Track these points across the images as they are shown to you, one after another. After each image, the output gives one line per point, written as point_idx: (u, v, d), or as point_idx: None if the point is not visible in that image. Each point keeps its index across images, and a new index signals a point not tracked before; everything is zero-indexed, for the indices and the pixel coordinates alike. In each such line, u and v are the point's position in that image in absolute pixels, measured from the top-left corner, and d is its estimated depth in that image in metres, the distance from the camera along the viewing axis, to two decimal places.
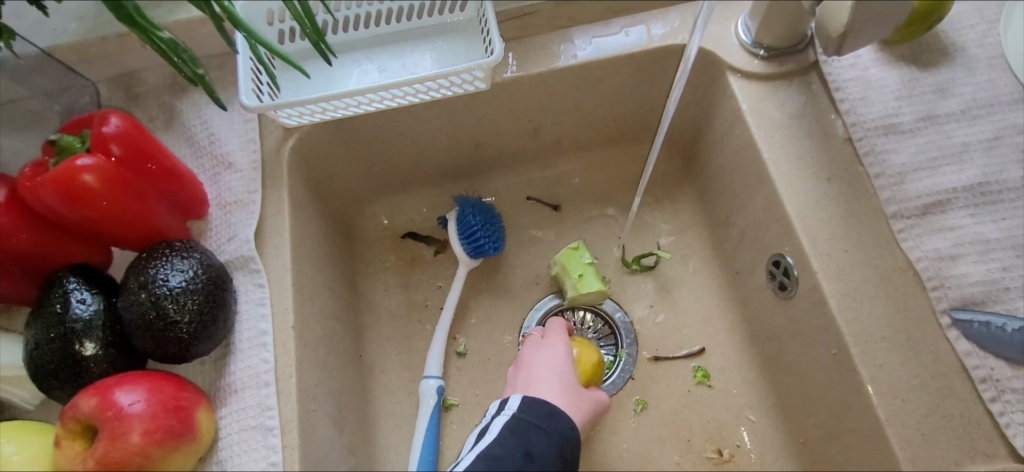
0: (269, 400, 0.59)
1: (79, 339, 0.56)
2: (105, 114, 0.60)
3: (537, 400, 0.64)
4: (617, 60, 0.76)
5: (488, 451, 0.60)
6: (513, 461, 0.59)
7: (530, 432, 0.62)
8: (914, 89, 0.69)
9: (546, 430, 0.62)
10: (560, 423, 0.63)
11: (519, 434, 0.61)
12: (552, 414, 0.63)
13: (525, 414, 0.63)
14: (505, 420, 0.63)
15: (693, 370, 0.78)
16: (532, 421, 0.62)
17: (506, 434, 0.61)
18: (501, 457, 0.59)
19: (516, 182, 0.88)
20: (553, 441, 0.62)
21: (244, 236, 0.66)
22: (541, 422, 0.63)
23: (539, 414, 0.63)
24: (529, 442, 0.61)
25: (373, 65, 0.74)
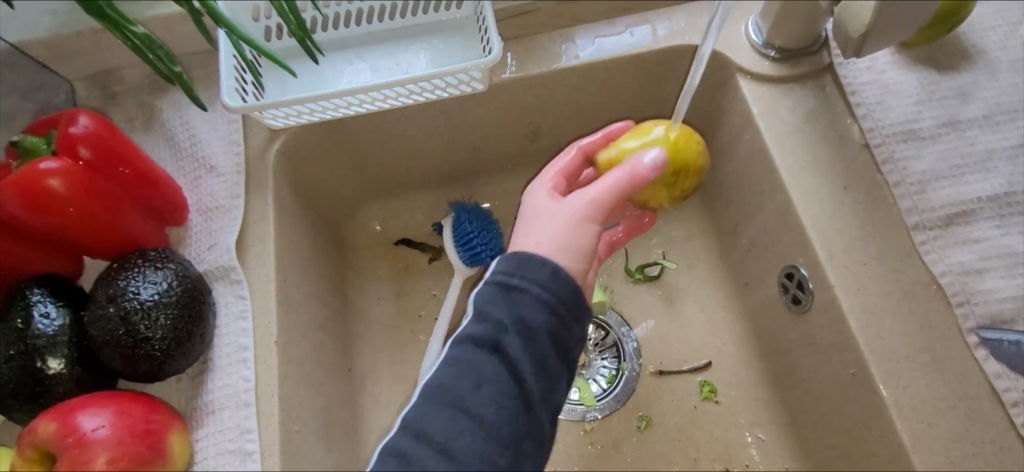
0: (247, 422, 0.55)
1: (42, 355, 0.51)
2: (74, 113, 0.55)
3: (507, 256, 0.51)
4: (621, 60, 0.72)
5: (467, 332, 0.50)
6: (492, 338, 0.49)
7: (505, 294, 0.49)
8: (935, 93, 0.65)
9: (524, 287, 0.49)
10: (537, 273, 0.49)
11: (491, 302, 0.50)
12: (524, 267, 0.50)
13: (493, 278, 0.50)
14: (477, 291, 0.51)
15: (700, 385, 0.75)
16: (506, 283, 0.50)
17: (478, 305, 0.50)
18: (478, 337, 0.49)
19: (515, 187, 0.85)
20: (532, 297, 0.49)
21: (225, 245, 0.62)
22: (513, 278, 0.50)
23: (508, 272, 0.50)
24: (501, 309, 0.49)
25: (365, 65, 0.70)
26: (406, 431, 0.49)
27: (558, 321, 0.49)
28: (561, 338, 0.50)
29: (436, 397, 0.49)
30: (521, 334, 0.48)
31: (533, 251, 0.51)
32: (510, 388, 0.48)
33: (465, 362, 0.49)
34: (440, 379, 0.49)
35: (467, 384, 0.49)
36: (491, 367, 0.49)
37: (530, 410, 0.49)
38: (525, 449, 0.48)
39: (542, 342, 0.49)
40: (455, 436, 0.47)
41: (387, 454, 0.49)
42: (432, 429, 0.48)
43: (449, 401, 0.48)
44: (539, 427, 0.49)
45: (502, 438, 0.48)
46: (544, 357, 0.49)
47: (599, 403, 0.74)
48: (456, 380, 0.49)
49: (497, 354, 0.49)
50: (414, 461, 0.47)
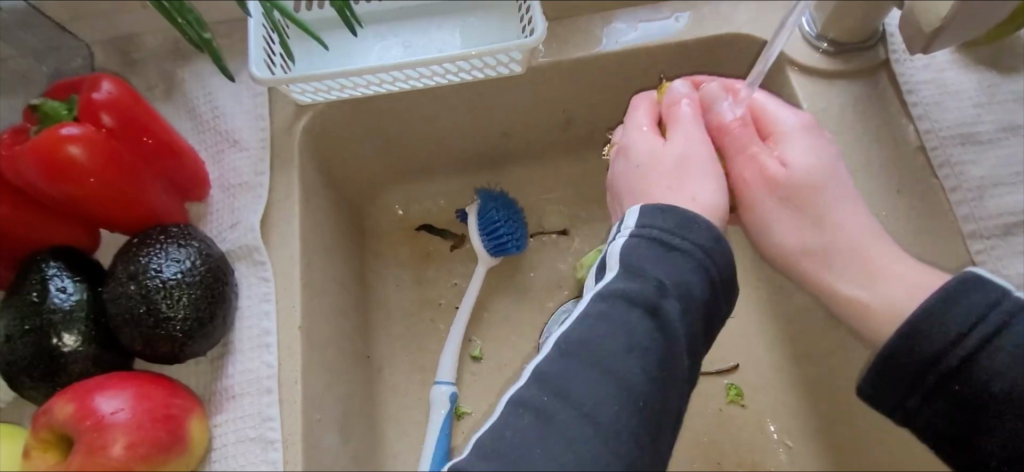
0: (269, 410, 0.53)
1: (58, 331, 0.49)
2: (96, 78, 0.53)
3: (663, 211, 0.48)
4: (665, 47, 0.69)
5: (618, 287, 0.45)
6: (649, 298, 0.44)
7: (663, 252, 0.46)
8: (995, 95, 0.62)
9: (683, 248, 0.46)
10: (700, 236, 0.47)
11: (646, 256, 0.46)
12: (684, 226, 0.47)
13: (648, 232, 0.47)
14: (625, 241, 0.47)
15: (726, 387, 0.72)
16: (664, 239, 0.46)
17: (630, 259, 0.46)
18: (631, 294, 0.45)
19: (543, 176, 0.82)
20: (692, 260, 0.46)
21: (248, 224, 0.60)
22: (673, 236, 0.46)
23: (667, 229, 0.47)
24: (660, 267, 0.45)
25: (398, 41, 0.67)
26: (544, 384, 0.43)
27: (711, 292, 0.47)
28: (709, 313, 0.47)
29: (578, 351, 0.44)
30: (681, 299, 0.45)
31: (687, 210, 0.48)
32: (660, 356, 0.44)
33: (614, 317, 0.44)
34: (582, 334, 0.44)
35: (616, 343, 0.44)
36: (643, 329, 0.44)
37: (673, 384, 0.44)
38: (665, 425, 0.44)
39: (697, 311, 0.46)
40: (600, 397, 0.42)
41: (514, 408, 0.43)
42: (572, 387, 0.43)
43: (594, 358, 0.43)
44: (677, 405, 0.45)
45: (648, 408, 0.43)
46: (693, 330, 0.46)
47: None
48: (599, 338, 0.44)
49: (652, 317, 0.44)
50: (551, 416, 0.42)
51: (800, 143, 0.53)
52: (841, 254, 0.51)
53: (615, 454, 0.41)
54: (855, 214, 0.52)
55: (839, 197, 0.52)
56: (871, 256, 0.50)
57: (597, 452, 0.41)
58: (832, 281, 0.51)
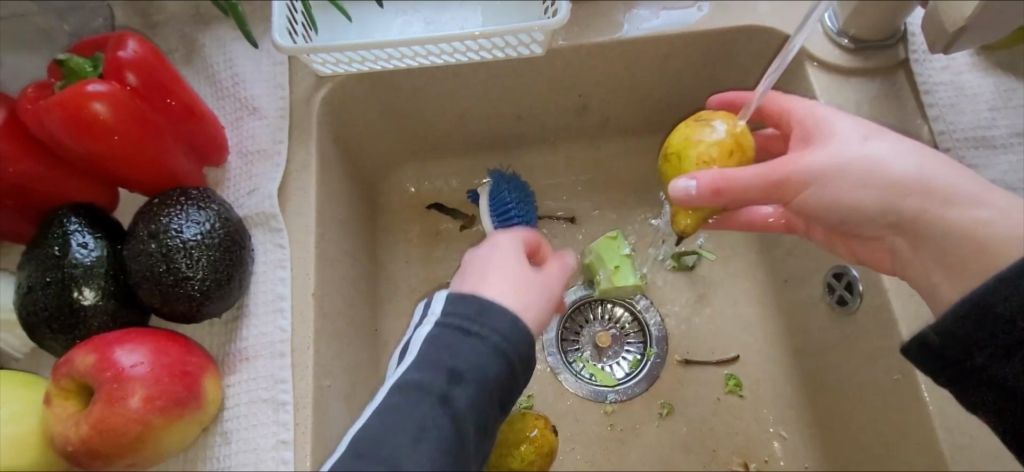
0: (282, 373, 0.54)
1: (77, 285, 0.50)
2: (122, 37, 0.53)
3: (464, 298, 0.48)
4: (685, 37, 0.69)
5: (413, 377, 0.46)
6: (438, 389, 0.46)
7: (459, 339, 0.47)
8: (1011, 101, 0.62)
9: (479, 335, 0.47)
10: (498, 322, 0.47)
11: (444, 348, 0.47)
12: (484, 313, 0.47)
13: (445, 321, 0.48)
14: (428, 331, 0.48)
15: (725, 377, 0.74)
16: (460, 326, 0.47)
17: (426, 352, 0.47)
18: (424, 385, 0.46)
19: (556, 160, 0.82)
20: (487, 346, 0.47)
21: (265, 191, 0.60)
22: (472, 323, 0.47)
23: (467, 317, 0.47)
24: (455, 357, 0.46)
25: (419, 17, 0.67)
26: None
27: (511, 374, 0.47)
28: (507, 389, 0.48)
29: (365, 451, 0.44)
30: (471, 391, 0.46)
31: (491, 296, 0.49)
32: (451, 449, 0.44)
33: (403, 412, 0.45)
34: (373, 433, 0.45)
35: (403, 437, 0.44)
36: (432, 422, 0.45)
37: None
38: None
39: (494, 394, 0.47)
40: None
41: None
42: None
43: (381, 454, 0.44)
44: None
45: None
46: (486, 417, 0.47)
47: (619, 385, 0.74)
48: (389, 434, 0.45)
49: (442, 405, 0.45)
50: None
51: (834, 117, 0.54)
52: (942, 188, 0.50)
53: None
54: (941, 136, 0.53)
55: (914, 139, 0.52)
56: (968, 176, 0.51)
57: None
58: (940, 214, 0.50)
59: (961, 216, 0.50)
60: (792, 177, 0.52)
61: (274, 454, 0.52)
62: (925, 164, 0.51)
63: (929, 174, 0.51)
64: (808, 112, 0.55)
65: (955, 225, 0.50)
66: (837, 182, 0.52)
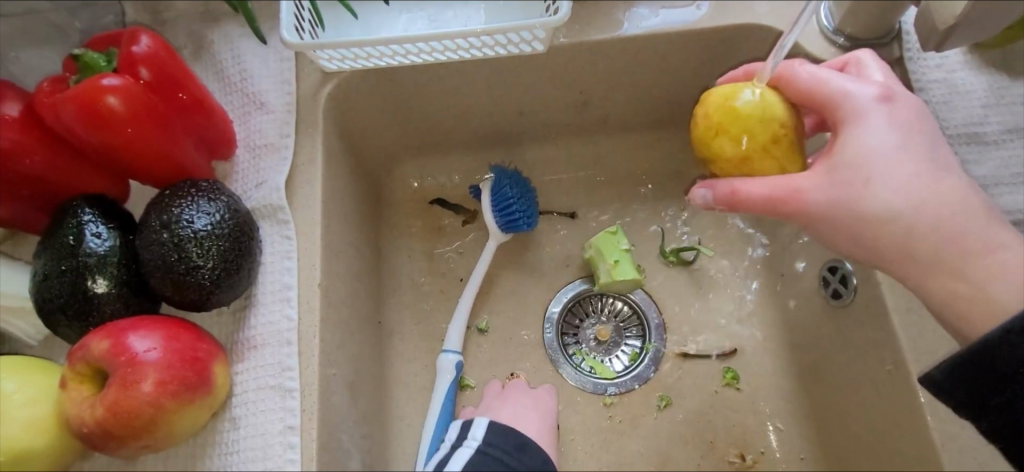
0: (289, 361, 0.56)
1: (91, 274, 0.52)
2: (135, 33, 0.54)
3: (506, 435, 0.62)
4: (684, 35, 0.70)
5: None
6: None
7: (501, 468, 0.60)
8: (1003, 98, 0.64)
9: (513, 465, 0.61)
10: (532, 459, 0.62)
11: (486, 470, 0.60)
12: (521, 450, 0.62)
13: (487, 448, 0.61)
14: (470, 456, 0.60)
15: (722, 370, 0.75)
16: (498, 457, 0.61)
17: (473, 462, 0.60)
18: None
19: (556, 157, 0.84)
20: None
21: (273, 184, 0.62)
22: (510, 457, 0.61)
23: (507, 450, 0.61)
24: None
25: (423, 14, 0.68)
26: None
27: None
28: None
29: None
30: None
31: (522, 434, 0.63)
32: None
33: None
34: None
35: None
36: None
37: None
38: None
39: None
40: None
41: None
42: None
43: None
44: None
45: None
46: None
47: (619, 378, 0.75)
48: None
49: None
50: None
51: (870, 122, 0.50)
52: (952, 236, 0.48)
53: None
54: (961, 188, 0.49)
55: (935, 180, 0.49)
56: (970, 243, 0.48)
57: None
58: (921, 279, 0.50)
59: (940, 288, 0.50)
60: (802, 196, 0.50)
61: (281, 439, 0.54)
62: (939, 211, 0.49)
63: (927, 236, 0.49)
64: (845, 119, 0.51)
65: (932, 294, 0.50)
66: (832, 227, 0.51)
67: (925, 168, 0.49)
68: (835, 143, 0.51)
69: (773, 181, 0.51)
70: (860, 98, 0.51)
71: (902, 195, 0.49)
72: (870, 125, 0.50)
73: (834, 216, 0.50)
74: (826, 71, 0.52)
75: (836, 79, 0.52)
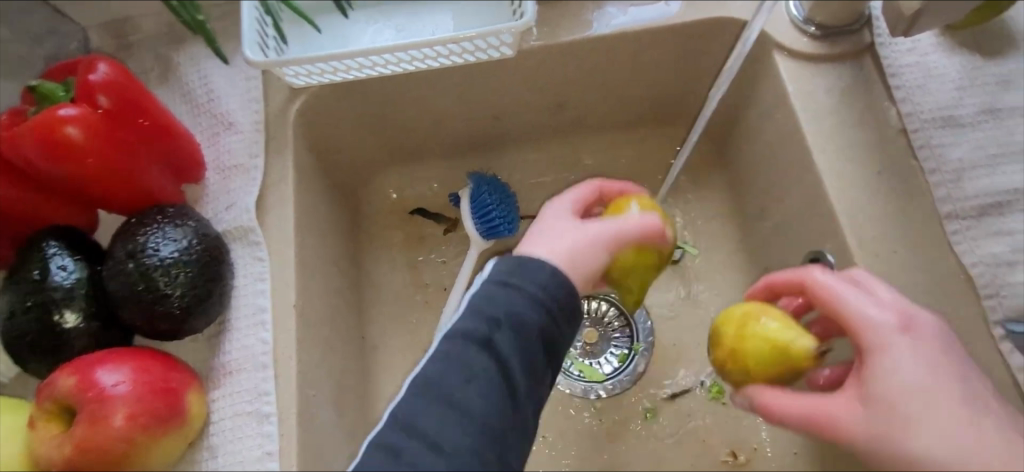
0: (265, 385, 0.55)
1: (56, 308, 0.51)
2: (92, 60, 0.53)
3: (506, 255, 0.51)
4: (655, 32, 0.70)
5: (457, 328, 0.50)
6: (484, 333, 0.49)
7: (501, 290, 0.50)
8: (977, 79, 0.63)
9: (520, 287, 0.50)
10: (537, 275, 0.50)
11: (488, 299, 0.50)
12: (522, 268, 0.50)
13: (490, 277, 0.51)
14: (474, 289, 0.51)
15: (707, 384, 0.74)
16: (505, 280, 0.50)
17: (474, 302, 0.50)
18: (469, 332, 0.49)
19: (535, 160, 0.83)
20: (526, 295, 0.49)
21: (243, 205, 0.61)
22: (511, 277, 0.50)
23: (507, 272, 0.50)
24: (501, 308, 0.49)
25: (389, 23, 0.67)
26: (394, 425, 0.48)
27: (550, 319, 0.50)
28: (553, 341, 0.50)
29: (424, 391, 0.49)
30: (514, 329, 0.49)
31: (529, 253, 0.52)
32: (496, 379, 0.48)
33: (455, 357, 0.49)
34: (428, 374, 0.49)
35: (457, 378, 0.48)
36: (481, 362, 0.49)
37: (515, 402, 0.49)
38: (513, 444, 0.49)
39: (535, 341, 0.49)
40: (443, 430, 0.47)
41: (374, 449, 0.48)
42: (426, 428, 0.47)
43: (433, 395, 0.48)
44: (523, 418, 0.49)
45: (490, 430, 0.47)
46: (532, 358, 0.50)
47: (608, 380, 0.75)
48: (449, 379, 0.49)
49: (484, 351, 0.49)
50: (403, 454, 0.47)
51: (903, 356, 0.44)
52: None
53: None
54: (1006, 443, 0.44)
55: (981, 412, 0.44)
56: None
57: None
58: None
59: None
60: (842, 433, 0.45)
61: (260, 466, 0.53)
62: (985, 438, 0.43)
63: None
64: (872, 347, 0.45)
65: None
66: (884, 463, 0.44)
67: (956, 400, 0.44)
68: (863, 366, 0.45)
69: (804, 403, 0.46)
70: (881, 326, 0.45)
71: (938, 458, 0.43)
72: (896, 355, 0.44)
73: (875, 449, 0.44)
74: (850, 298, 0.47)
75: (863, 309, 0.46)
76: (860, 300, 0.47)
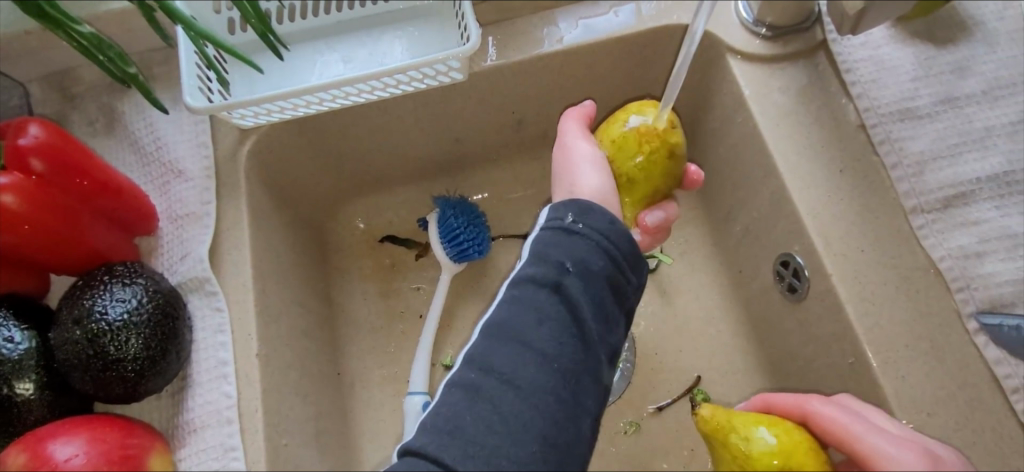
0: (232, 440, 0.53)
1: (9, 381, 0.49)
2: (23, 123, 0.52)
3: (564, 202, 0.51)
4: (607, 44, 0.69)
5: (526, 273, 0.50)
6: (553, 277, 0.49)
7: (565, 238, 0.50)
8: (932, 68, 0.62)
9: (583, 233, 0.49)
10: (597, 221, 0.50)
11: (552, 244, 0.50)
12: (583, 213, 0.50)
13: (551, 223, 0.51)
14: (535, 236, 0.51)
15: (694, 393, 0.72)
16: (566, 227, 0.50)
17: (538, 249, 0.50)
18: (537, 277, 0.49)
19: (501, 178, 0.81)
20: (590, 242, 0.49)
21: (197, 255, 0.59)
22: (574, 223, 0.50)
23: (567, 218, 0.50)
24: (564, 253, 0.49)
25: (337, 56, 0.66)
26: (471, 364, 0.48)
27: (616, 266, 0.50)
28: (620, 287, 0.50)
29: (497, 332, 0.48)
30: (583, 274, 0.49)
31: (586, 199, 0.51)
32: (568, 324, 0.48)
33: (526, 299, 0.49)
34: (502, 317, 0.49)
35: (528, 320, 0.48)
36: (553, 305, 0.48)
37: (588, 348, 0.48)
38: (588, 388, 0.48)
39: (604, 287, 0.49)
40: (518, 367, 0.46)
41: (451, 388, 0.47)
42: (498, 365, 0.47)
43: (509, 335, 0.48)
44: (598, 365, 0.48)
45: (565, 371, 0.47)
46: (603, 300, 0.49)
47: None
48: (521, 323, 0.48)
49: (557, 294, 0.48)
50: (480, 391, 0.46)
51: None
52: None
53: (540, 414, 0.45)
54: None
55: None
56: None
57: (522, 413, 0.45)
58: None
59: None
60: None
61: None
62: None
63: None
64: None
65: None
66: None
67: None
68: None
69: None
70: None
71: None
72: None
73: None
74: (833, 420, 0.46)
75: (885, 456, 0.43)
76: (836, 414, 0.46)
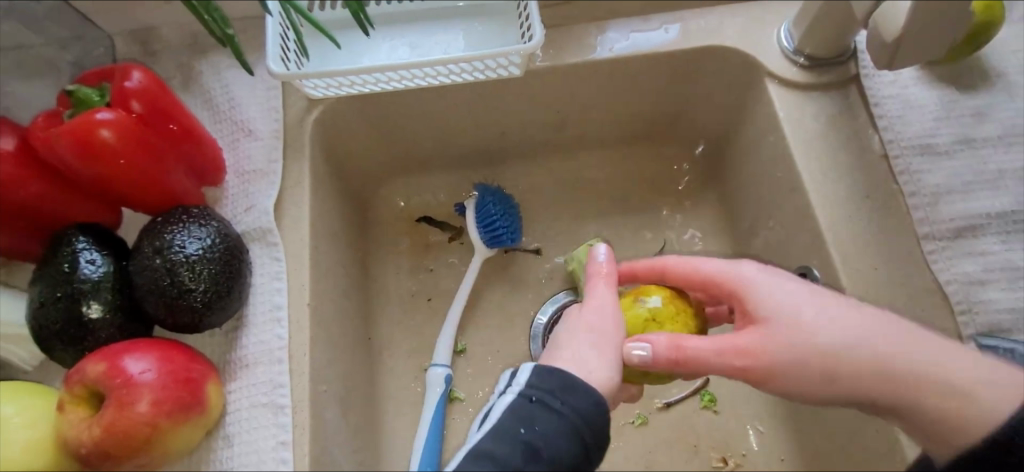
0: (281, 378, 0.58)
1: (88, 299, 0.54)
2: (127, 69, 0.57)
3: (546, 370, 0.49)
4: (655, 57, 0.74)
5: (487, 447, 0.48)
6: (515, 460, 0.47)
7: (541, 415, 0.48)
8: (954, 110, 0.68)
9: (559, 413, 0.48)
10: (578, 402, 0.48)
11: (524, 419, 0.48)
12: (567, 391, 0.48)
13: (528, 393, 0.49)
14: (509, 404, 0.49)
15: (701, 393, 0.76)
16: (544, 402, 0.48)
17: (507, 423, 0.48)
18: (497, 457, 0.47)
19: (537, 174, 0.86)
20: (567, 426, 0.48)
21: (262, 207, 0.64)
22: (555, 399, 0.48)
23: (548, 392, 0.48)
24: (535, 434, 0.48)
25: (404, 42, 0.71)
26: None
27: (583, 453, 0.48)
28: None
29: None
30: (546, 463, 0.47)
31: (569, 370, 0.49)
32: None
33: None
34: None
35: None
36: None
37: None
38: None
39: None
40: None
41: None
42: None
43: None
44: None
45: None
46: None
47: None
48: None
49: None
50: None
51: None
52: None
53: None
54: None
55: None
56: None
57: None
58: None
59: None
60: None
61: (274, 454, 0.55)
62: None
63: None
64: None
65: None
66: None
67: None
68: None
69: None
70: None
71: None
72: None
73: None
74: None
75: None
76: None
